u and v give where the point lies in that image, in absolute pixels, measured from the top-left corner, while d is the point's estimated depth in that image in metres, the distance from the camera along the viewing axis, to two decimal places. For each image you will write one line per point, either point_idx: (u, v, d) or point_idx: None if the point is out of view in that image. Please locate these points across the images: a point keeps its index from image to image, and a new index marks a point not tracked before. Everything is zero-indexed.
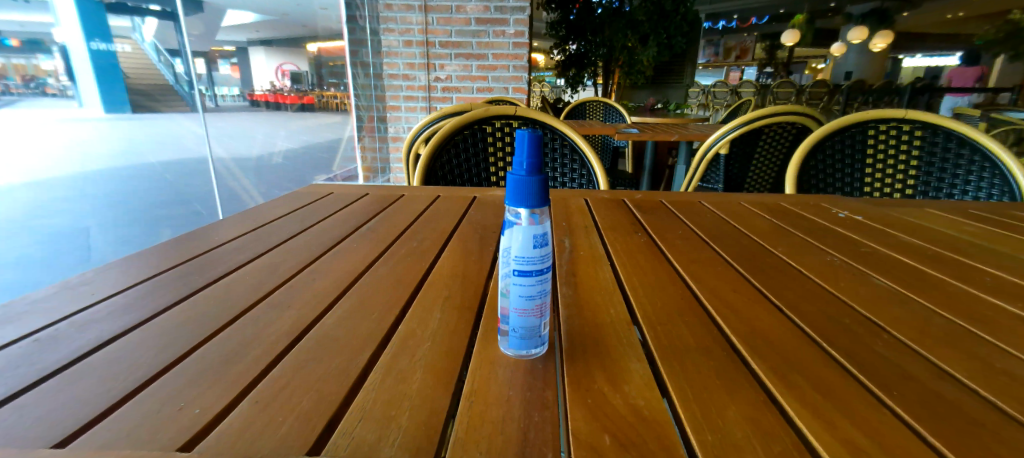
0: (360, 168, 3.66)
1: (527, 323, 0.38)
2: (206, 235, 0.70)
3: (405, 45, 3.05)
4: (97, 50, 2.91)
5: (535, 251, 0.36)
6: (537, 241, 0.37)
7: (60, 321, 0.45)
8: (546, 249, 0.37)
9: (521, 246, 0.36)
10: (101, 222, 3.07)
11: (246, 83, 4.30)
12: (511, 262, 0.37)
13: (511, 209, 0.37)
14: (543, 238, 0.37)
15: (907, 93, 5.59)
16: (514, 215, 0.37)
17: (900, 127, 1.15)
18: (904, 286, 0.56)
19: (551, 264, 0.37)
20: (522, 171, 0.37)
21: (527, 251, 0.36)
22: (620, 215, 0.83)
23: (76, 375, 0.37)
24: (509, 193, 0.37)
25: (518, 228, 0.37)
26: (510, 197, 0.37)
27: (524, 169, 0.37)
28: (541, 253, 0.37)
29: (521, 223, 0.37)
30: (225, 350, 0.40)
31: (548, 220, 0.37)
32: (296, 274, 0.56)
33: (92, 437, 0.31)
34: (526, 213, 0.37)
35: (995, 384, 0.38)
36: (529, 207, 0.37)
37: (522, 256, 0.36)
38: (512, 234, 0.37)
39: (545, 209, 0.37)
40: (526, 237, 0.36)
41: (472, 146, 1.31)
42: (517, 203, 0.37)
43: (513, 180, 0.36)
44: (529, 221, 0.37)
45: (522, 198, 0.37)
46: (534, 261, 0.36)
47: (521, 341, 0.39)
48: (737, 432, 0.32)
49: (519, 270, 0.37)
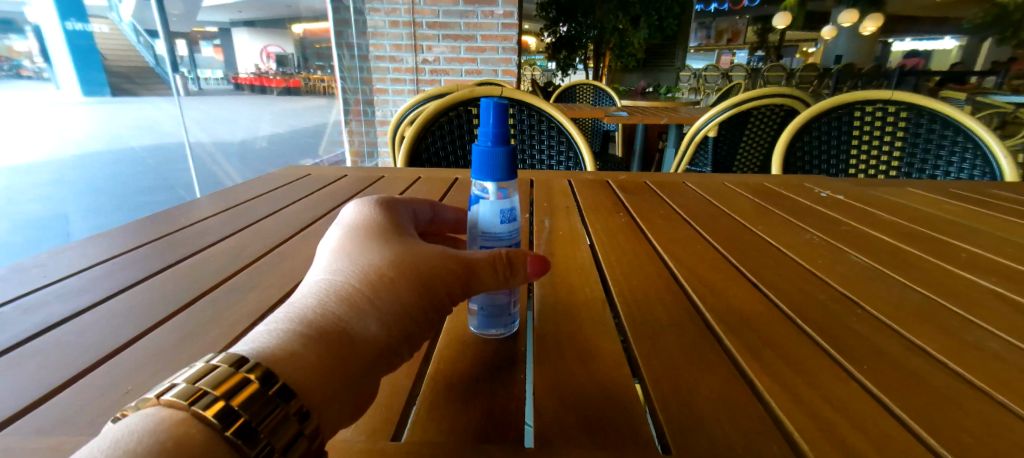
0: (347, 153, 3.60)
1: (496, 300, 0.38)
2: (175, 215, 0.68)
3: (392, 27, 2.99)
4: (72, 30, 2.72)
5: (503, 226, 0.36)
6: (505, 215, 0.36)
7: (8, 303, 0.43)
8: (513, 224, 0.37)
9: (489, 222, 0.36)
10: (81, 207, 2.97)
11: (231, 65, 4.12)
12: (478, 238, 0.37)
13: (478, 183, 0.36)
14: (511, 212, 0.37)
15: (896, 76, 5.62)
16: (482, 189, 0.36)
17: (886, 108, 1.16)
18: (879, 262, 0.56)
19: (516, 239, 0.38)
20: (488, 142, 0.35)
21: (495, 226, 0.36)
22: (603, 196, 0.81)
23: (20, 358, 0.36)
24: (475, 166, 0.35)
25: (486, 203, 0.36)
26: (476, 171, 0.36)
27: (491, 139, 0.36)
28: (509, 227, 0.37)
29: (490, 198, 0.36)
30: (177, 336, 0.39)
31: (516, 194, 0.37)
32: (262, 257, 0.54)
33: (27, 423, 0.29)
34: (493, 188, 0.36)
35: (970, 360, 0.37)
36: (497, 181, 0.35)
37: (489, 232, 0.37)
38: (480, 210, 0.36)
39: (513, 183, 0.36)
40: (493, 211, 0.36)
41: (457, 128, 1.28)
42: (484, 176, 0.35)
43: (480, 152, 0.35)
44: (498, 195, 0.36)
45: (489, 172, 0.35)
46: (504, 238, 0.37)
47: (490, 322, 0.39)
48: (705, 409, 0.31)
49: (486, 246, 0.37)
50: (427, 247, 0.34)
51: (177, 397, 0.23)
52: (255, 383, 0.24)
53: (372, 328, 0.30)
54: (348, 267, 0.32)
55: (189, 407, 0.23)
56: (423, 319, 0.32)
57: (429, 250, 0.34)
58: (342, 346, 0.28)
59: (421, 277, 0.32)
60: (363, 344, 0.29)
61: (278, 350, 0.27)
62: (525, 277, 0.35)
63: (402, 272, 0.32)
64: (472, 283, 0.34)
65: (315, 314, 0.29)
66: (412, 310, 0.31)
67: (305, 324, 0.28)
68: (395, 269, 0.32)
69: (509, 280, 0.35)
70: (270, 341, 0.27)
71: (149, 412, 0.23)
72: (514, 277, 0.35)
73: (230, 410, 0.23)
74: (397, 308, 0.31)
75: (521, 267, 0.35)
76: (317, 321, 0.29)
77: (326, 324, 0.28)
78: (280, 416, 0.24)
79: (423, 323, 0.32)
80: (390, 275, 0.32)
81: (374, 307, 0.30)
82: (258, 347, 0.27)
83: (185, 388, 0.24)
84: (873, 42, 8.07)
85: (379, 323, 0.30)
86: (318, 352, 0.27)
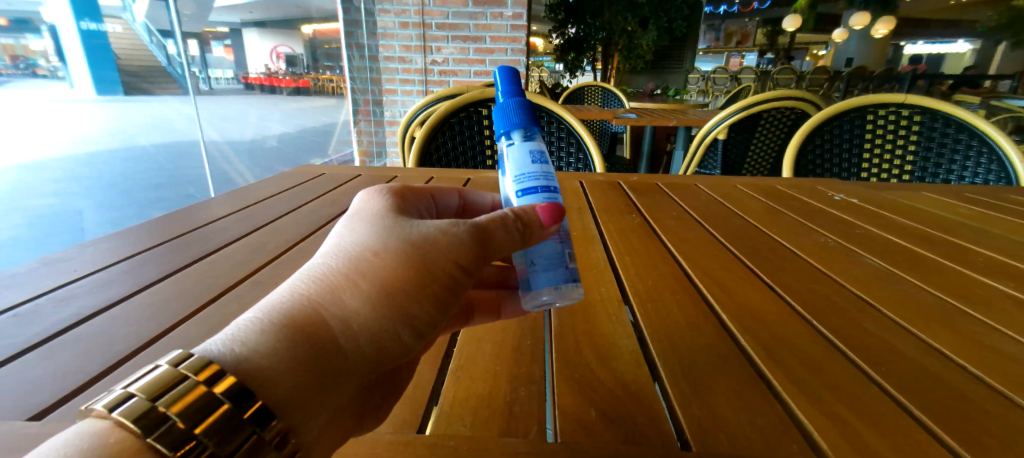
0: (355, 152, 3.67)
1: (551, 249, 0.37)
2: (195, 212, 0.69)
3: (401, 27, 3.00)
4: (88, 31, 2.78)
5: (535, 166, 0.37)
6: (535, 156, 0.37)
7: (40, 296, 0.44)
8: (545, 166, 0.37)
9: (520, 163, 0.37)
10: (96, 202, 3.02)
11: (240, 65, 4.09)
12: (513, 186, 0.37)
13: (503, 137, 0.38)
14: (540, 154, 0.37)
15: (908, 79, 5.56)
16: (507, 141, 0.38)
17: (899, 112, 1.15)
18: (895, 265, 0.56)
19: (554, 181, 0.37)
20: (508, 97, 0.38)
21: (526, 166, 0.37)
22: (615, 197, 0.81)
23: (56, 348, 0.37)
24: (498, 118, 0.38)
25: (512, 148, 0.37)
26: (499, 123, 0.38)
27: (510, 94, 0.39)
28: (541, 168, 0.37)
29: (515, 143, 0.37)
30: (205, 328, 0.40)
31: (542, 139, 0.38)
32: (283, 253, 0.55)
33: (67, 412, 0.30)
34: (517, 137, 0.38)
35: (986, 362, 0.38)
36: (518, 125, 0.37)
37: (523, 172, 0.37)
38: (509, 156, 0.37)
39: (537, 128, 0.38)
40: (523, 153, 0.37)
41: (468, 129, 1.29)
42: (506, 122, 0.37)
43: (499, 104, 0.38)
44: (522, 140, 0.37)
45: (509, 117, 0.37)
46: (536, 178, 0.36)
47: (554, 274, 0.37)
48: (723, 407, 0.32)
49: (523, 189, 0.36)
50: (420, 226, 0.35)
51: (106, 407, 0.24)
52: (202, 386, 0.25)
53: (360, 310, 0.30)
54: (351, 255, 0.33)
55: (112, 414, 0.24)
56: (415, 300, 0.33)
57: (421, 229, 0.35)
58: (326, 332, 0.29)
59: (412, 257, 0.33)
60: (349, 330, 0.30)
61: (258, 340, 0.27)
62: (540, 227, 0.36)
63: (392, 254, 0.33)
64: (490, 248, 0.36)
65: (308, 307, 0.29)
66: (403, 291, 0.32)
67: (287, 315, 0.29)
68: (384, 251, 0.33)
69: (525, 238, 0.36)
70: (260, 336, 0.27)
71: (83, 423, 0.24)
72: (521, 238, 0.36)
73: (165, 417, 0.24)
74: (387, 291, 0.32)
75: (533, 223, 0.36)
76: (300, 310, 0.29)
77: (310, 312, 0.29)
78: (227, 418, 0.24)
79: (415, 303, 0.33)
80: (380, 258, 0.33)
81: (373, 295, 0.31)
82: (247, 342, 0.27)
83: (117, 396, 0.24)
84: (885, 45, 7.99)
85: (368, 305, 0.31)
86: (301, 338, 0.28)
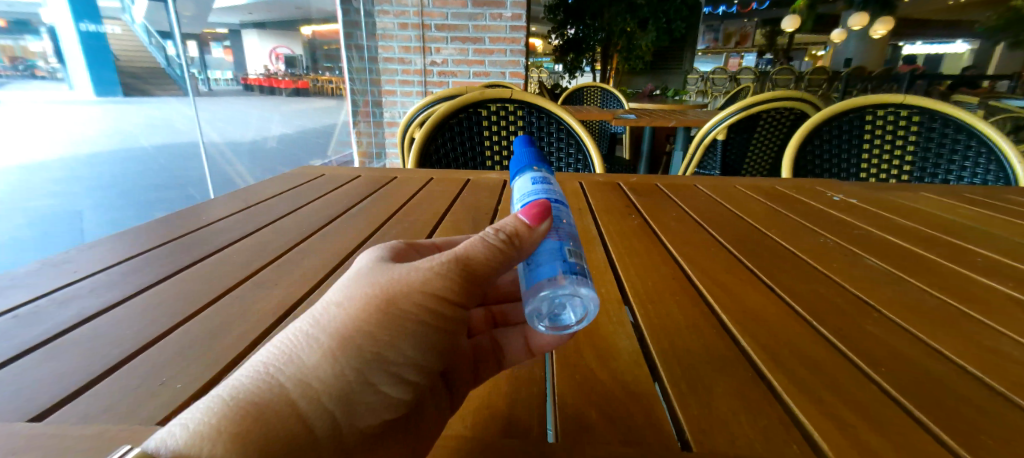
0: (355, 153, 3.67)
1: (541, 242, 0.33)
2: (196, 213, 0.69)
3: (401, 28, 3.00)
4: (87, 32, 2.78)
5: (535, 185, 0.37)
6: (537, 182, 0.37)
7: (42, 296, 0.44)
8: (548, 187, 0.37)
9: (523, 186, 0.37)
10: (96, 203, 3.03)
11: (240, 66, 4.09)
12: (514, 204, 0.37)
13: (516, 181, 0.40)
14: (544, 179, 0.38)
15: (906, 79, 5.57)
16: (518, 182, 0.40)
17: (898, 113, 1.15)
18: (895, 266, 0.56)
19: (561, 203, 0.36)
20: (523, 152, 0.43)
21: (528, 186, 0.37)
22: (615, 198, 0.82)
23: (58, 349, 0.37)
24: (513, 169, 0.41)
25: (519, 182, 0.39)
26: (513, 172, 0.41)
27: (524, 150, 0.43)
28: (541, 186, 0.37)
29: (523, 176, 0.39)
30: (207, 329, 0.40)
31: (552, 175, 0.39)
32: (284, 254, 0.55)
33: (69, 412, 0.30)
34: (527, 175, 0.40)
35: (986, 362, 0.38)
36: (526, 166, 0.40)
37: (522, 192, 0.37)
38: (516, 187, 0.39)
39: (547, 169, 0.40)
40: (526, 180, 0.38)
41: (468, 130, 1.29)
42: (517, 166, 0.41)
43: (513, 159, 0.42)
44: (530, 174, 0.39)
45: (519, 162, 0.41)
46: (538, 192, 0.36)
47: (549, 266, 0.32)
48: (724, 408, 0.32)
49: (520, 202, 0.36)
50: (393, 266, 0.30)
51: None
52: None
53: (322, 370, 0.26)
54: (327, 314, 0.28)
55: None
56: (391, 346, 0.28)
57: (393, 270, 0.30)
58: (277, 405, 0.25)
59: (381, 300, 0.28)
60: (308, 396, 0.25)
61: (192, 430, 0.23)
62: (526, 229, 0.32)
63: (357, 299, 0.28)
64: (480, 278, 0.31)
65: (271, 380, 0.25)
66: (374, 339, 0.27)
67: (250, 395, 0.25)
68: (362, 301, 0.28)
69: (515, 251, 0.32)
70: (214, 420, 0.23)
71: None
72: (510, 253, 0.32)
73: None
74: (352, 342, 0.27)
75: (520, 231, 0.32)
76: (248, 383, 0.25)
77: (259, 384, 0.25)
78: None
79: (392, 350, 0.28)
80: (343, 307, 0.28)
81: (347, 353, 0.27)
82: (194, 430, 0.23)
83: None
84: (884, 45, 7.99)
85: (331, 364, 0.26)
86: (245, 417, 0.24)
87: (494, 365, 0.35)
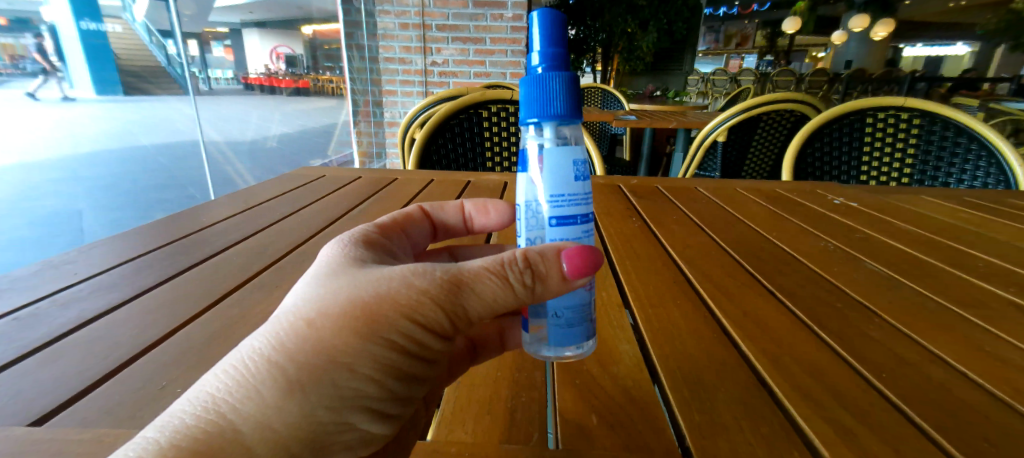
0: (355, 153, 3.66)
1: (578, 297, 0.34)
2: (197, 214, 0.69)
3: (402, 28, 3.00)
4: (87, 30, 2.76)
5: (576, 184, 0.32)
6: (577, 169, 0.32)
7: (42, 299, 0.44)
8: (585, 182, 0.33)
9: (557, 181, 0.32)
10: (92, 203, 2.98)
11: (240, 66, 4.09)
12: (546, 208, 0.33)
13: (532, 130, 0.33)
14: (583, 168, 0.33)
15: (908, 81, 5.55)
16: (536, 137, 0.33)
17: (898, 115, 1.14)
18: (897, 271, 0.55)
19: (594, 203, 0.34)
20: (548, 69, 0.32)
21: (567, 184, 0.32)
22: (616, 200, 0.82)
23: (58, 352, 0.37)
24: (525, 106, 0.32)
25: (545, 152, 0.32)
26: (525, 110, 0.32)
27: (548, 66, 0.32)
28: (581, 185, 0.33)
29: (547, 149, 0.32)
30: (207, 332, 0.40)
31: (581, 140, 0.33)
32: (284, 256, 0.55)
33: (70, 415, 0.30)
34: (549, 133, 0.33)
35: (988, 369, 0.38)
36: (554, 117, 0.32)
37: (559, 193, 0.32)
38: (544, 167, 0.32)
39: (576, 120, 0.33)
40: (562, 165, 0.32)
41: (469, 130, 1.29)
42: (533, 114, 0.32)
43: (529, 85, 0.32)
44: (557, 143, 0.32)
45: (539, 107, 0.32)
46: (576, 201, 0.33)
47: (578, 329, 0.34)
48: (725, 414, 0.32)
49: (558, 218, 0.33)
50: (373, 287, 0.31)
51: None
52: None
53: (290, 412, 0.28)
54: (296, 340, 0.29)
55: None
56: (365, 383, 0.31)
57: (373, 286, 0.31)
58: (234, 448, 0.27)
59: (355, 334, 0.30)
60: (269, 442, 0.27)
61: None
62: (560, 279, 0.32)
63: (332, 326, 0.29)
64: (469, 306, 0.33)
65: (231, 420, 0.27)
66: (352, 375, 0.30)
67: (209, 435, 0.26)
68: (336, 334, 0.29)
69: (536, 291, 0.33)
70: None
71: None
72: (523, 295, 0.32)
73: None
74: (327, 379, 0.29)
75: (550, 277, 0.32)
76: (202, 423, 0.27)
77: (219, 425, 0.27)
78: None
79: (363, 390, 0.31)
80: (316, 331, 0.29)
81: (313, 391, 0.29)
82: None
83: None
84: (884, 47, 7.98)
85: (295, 407, 0.28)
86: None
87: (467, 361, 0.38)
